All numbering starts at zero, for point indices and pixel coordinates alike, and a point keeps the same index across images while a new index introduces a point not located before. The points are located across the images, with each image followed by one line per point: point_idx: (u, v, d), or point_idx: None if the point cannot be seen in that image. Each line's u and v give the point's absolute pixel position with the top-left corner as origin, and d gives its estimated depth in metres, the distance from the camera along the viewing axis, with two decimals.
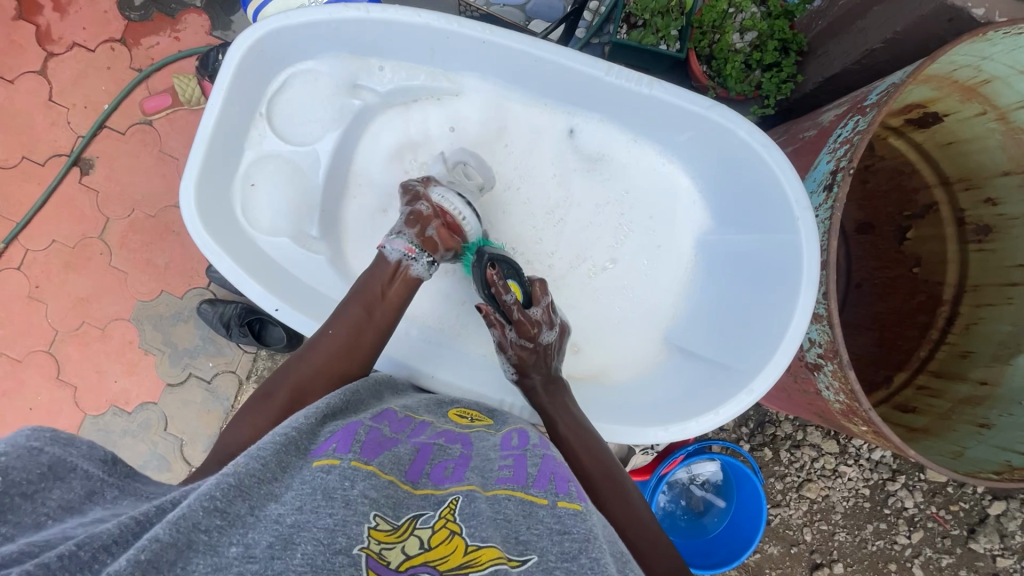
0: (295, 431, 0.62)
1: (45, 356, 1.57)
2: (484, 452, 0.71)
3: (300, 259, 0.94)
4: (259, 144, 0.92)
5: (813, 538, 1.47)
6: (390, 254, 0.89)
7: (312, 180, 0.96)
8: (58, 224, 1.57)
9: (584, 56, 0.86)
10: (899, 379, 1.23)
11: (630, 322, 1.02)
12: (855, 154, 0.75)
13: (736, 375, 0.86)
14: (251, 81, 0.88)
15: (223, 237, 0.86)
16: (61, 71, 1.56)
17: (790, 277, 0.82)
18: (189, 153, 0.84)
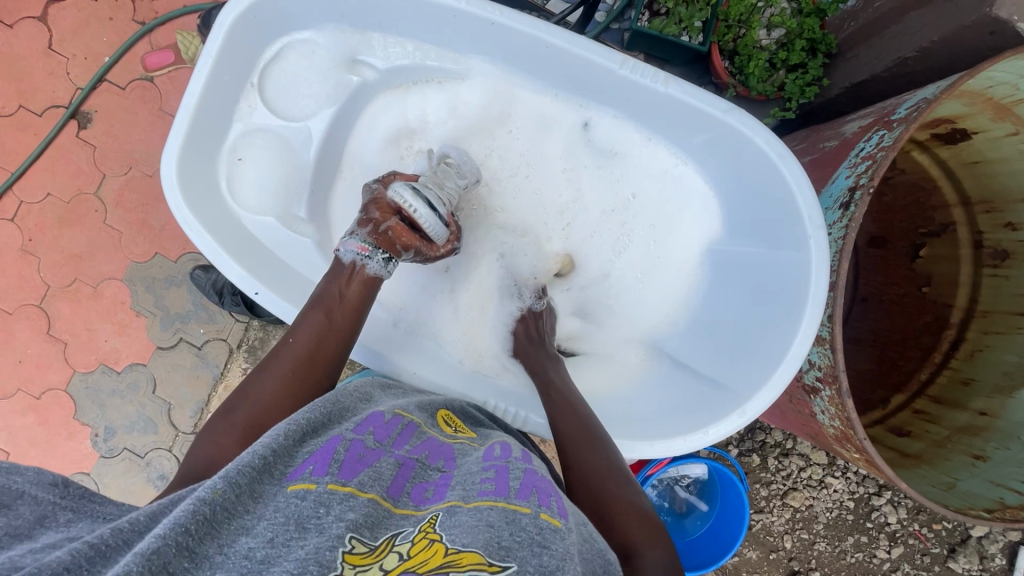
0: (272, 451, 0.58)
1: (36, 311, 1.54)
2: (466, 463, 0.68)
3: (286, 241, 0.91)
4: (248, 116, 0.89)
5: (793, 545, 1.46)
6: (345, 256, 0.84)
7: (302, 158, 0.91)
8: (54, 177, 1.53)
9: (597, 46, 0.80)
10: (895, 401, 1.20)
11: (620, 329, 1.01)
12: (877, 173, 0.71)
13: (726, 395, 0.83)
14: (243, 50, 0.85)
15: (204, 213, 0.83)
16: (62, 19, 1.50)
17: (792, 296, 0.79)
18: (172, 122, 0.80)
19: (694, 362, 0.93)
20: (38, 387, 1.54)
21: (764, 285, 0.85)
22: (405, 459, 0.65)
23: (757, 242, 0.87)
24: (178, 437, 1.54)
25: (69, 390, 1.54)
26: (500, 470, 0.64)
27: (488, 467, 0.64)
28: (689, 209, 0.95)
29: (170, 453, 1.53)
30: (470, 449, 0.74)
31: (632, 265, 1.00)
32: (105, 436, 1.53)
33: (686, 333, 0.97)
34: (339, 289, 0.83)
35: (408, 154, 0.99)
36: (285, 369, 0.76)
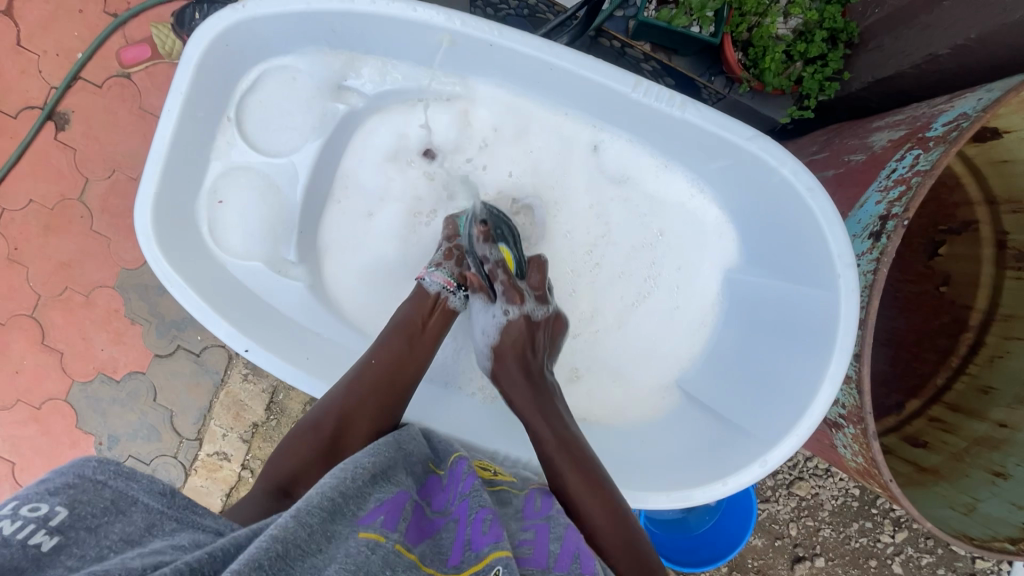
0: (343, 489, 0.52)
1: (29, 322, 1.44)
2: (504, 519, 0.62)
3: (275, 287, 0.86)
4: (227, 154, 0.82)
5: (797, 532, 1.39)
6: (428, 287, 0.86)
7: (289, 197, 0.86)
8: (35, 182, 1.42)
9: (609, 68, 0.74)
10: (910, 407, 1.12)
11: (635, 362, 0.94)
12: (912, 203, 0.65)
13: (747, 440, 0.79)
14: (216, 83, 0.78)
15: (183, 264, 0.78)
16: (29, 12, 1.39)
17: (818, 340, 0.74)
18: (145, 169, 0.74)
19: (714, 400, 0.88)
20: (37, 398, 1.44)
21: (789, 322, 0.80)
22: (461, 507, 0.61)
23: (782, 276, 0.82)
24: (184, 446, 1.43)
25: (69, 399, 1.44)
26: (541, 528, 0.60)
27: (526, 527, 0.60)
28: (706, 238, 0.90)
29: (176, 460, 1.42)
30: (510, 499, 0.66)
31: (646, 297, 0.93)
32: (109, 444, 1.43)
33: (704, 367, 0.92)
34: (419, 316, 0.84)
35: (406, 183, 0.92)
36: (359, 385, 0.75)
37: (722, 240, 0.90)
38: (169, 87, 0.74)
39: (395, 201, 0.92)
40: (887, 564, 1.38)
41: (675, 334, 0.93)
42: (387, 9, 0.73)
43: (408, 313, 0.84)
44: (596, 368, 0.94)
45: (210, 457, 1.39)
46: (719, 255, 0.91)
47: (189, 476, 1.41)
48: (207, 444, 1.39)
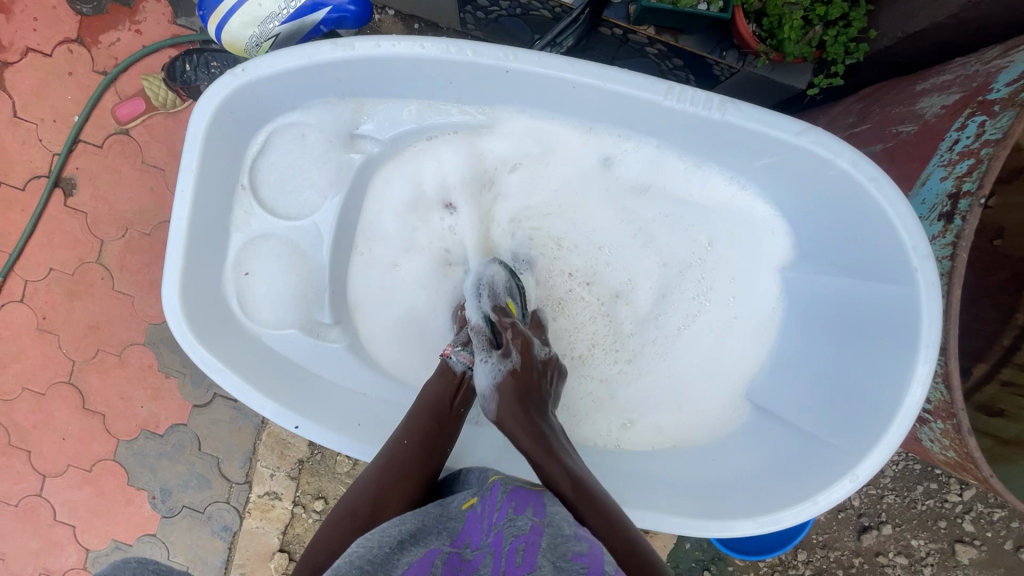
0: (368, 559, 0.53)
1: (69, 388, 1.43)
2: (552, 522, 0.55)
3: (309, 349, 0.83)
4: (246, 225, 0.79)
5: (860, 502, 1.33)
6: (454, 366, 0.79)
7: (315, 260, 0.83)
8: (52, 250, 1.40)
9: (635, 78, 0.68)
10: (978, 372, 0.99)
11: (694, 380, 0.89)
12: (987, 179, 0.59)
13: (832, 454, 0.75)
14: (224, 153, 0.75)
15: (218, 344, 0.76)
16: (20, 82, 1.36)
17: (898, 342, 0.70)
18: (167, 254, 0.72)
19: (786, 411, 0.84)
20: (86, 460, 1.44)
21: (868, 322, 0.75)
22: (499, 541, 0.55)
23: (846, 273, 0.78)
24: (234, 489, 1.43)
25: (118, 458, 1.44)
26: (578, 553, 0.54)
27: (576, 535, 0.53)
28: (753, 239, 0.86)
29: (229, 505, 1.42)
30: None
31: (695, 308, 0.89)
32: (162, 497, 1.43)
33: (770, 374, 0.88)
34: (446, 397, 0.77)
35: (429, 227, 0.87)
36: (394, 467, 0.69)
37: (776, 239, 0.85)
38: (178, 166, 0.71)
39: (417, 247, 0.87)
40: (958, 524, 1.31)
41: (733, 343, 0.88)
42: (392, 50, 0.69)
43: (435, 391, 0.77)
44: (651, 391, 0.90)
45: (261, 498, 1.39)
46: (778, 255, 0.86)
47: (243, 519, 1.41)
48: (256, 486, 1.39)
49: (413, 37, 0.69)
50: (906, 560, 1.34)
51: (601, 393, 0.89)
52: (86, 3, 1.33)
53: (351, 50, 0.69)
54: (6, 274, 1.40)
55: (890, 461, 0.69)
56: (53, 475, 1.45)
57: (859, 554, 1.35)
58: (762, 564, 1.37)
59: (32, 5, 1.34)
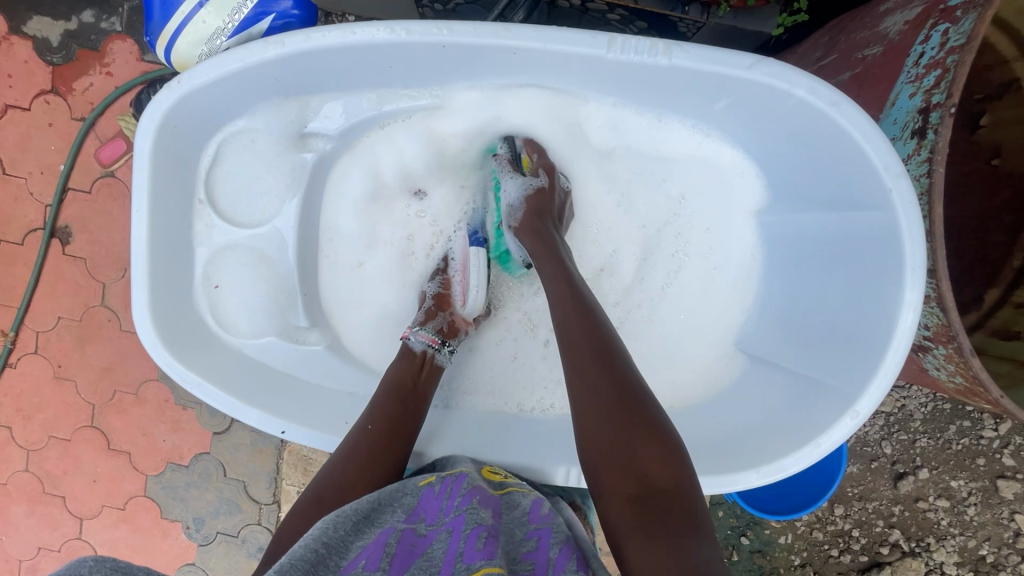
0: (322, 545, 0.50)
1: (92, 431, 1.46)
2: (507, 526, 0.58)
3: (296, 357, 0.83)
4: (209, 238, 0.79)
5: (893, 449, 1.29)
6: (414, 347, 0.81)
7: (284, 265, 0.83)
8: (57, 299, 1.42)
9: (578, 36, 0.66)
10: (992, 298, 0.95)
11: (682, 337, 0.88)
12: (955, 86, 0.56)
13: (829, 394, 0.73)
14: (175, 166, 0.74)
15: (197, 361, 0.77)
16: (3, 139, 1.38)
17: (883, 268, 0.67)
18: (133, 277, 0.72)
19: (782, 356, 0.81)
20: (118, 499, 1.47)
21: (851, 253, 0.72)
22: (456, 521, 0.55)
23: (822, 203, 0.75)
24: (264, 511, 1.44)
25: (148, 493, 1.46)
26: (544, 535, 0.57)
27: (530, 535, 0.56)
28: (719, 183, 0.85)
29: (261, 526, 1.43)
30: (519, 501, 0.64)
31: (671, 263, 0.88)
32: (195, 526, 1.45)
33: (764, 323, 0.85)
34: (409, 377, 0.78)
35: (393, 216, 0.89)
36: (361, 455, 0.67)
37: (743, 181, 0.83)
38: (130, 187, 0.71)
39: (383, 238, 0.90)
40: (997, 459, 1.27)
41: (712, 295, 0.88)
42: (326, 41, 0.68)
43: (398, 375, 0.77)
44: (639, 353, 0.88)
45: None
46: (747, 198, 0.84)
47: None
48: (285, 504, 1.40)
49: (343, 25, 0.68)
50: (948, 503, 1.30)
51: None
52: (55, 53, 1.34)
53: (282, 47, 0.68)
54: (17, 328, 1.43)
55: (888, 392, 0.66)
56: (89, 517, 1.48)
57: (899, 502, 1.31)
58: (800, 524, 1.34)
59: (2, 62, 1.35)
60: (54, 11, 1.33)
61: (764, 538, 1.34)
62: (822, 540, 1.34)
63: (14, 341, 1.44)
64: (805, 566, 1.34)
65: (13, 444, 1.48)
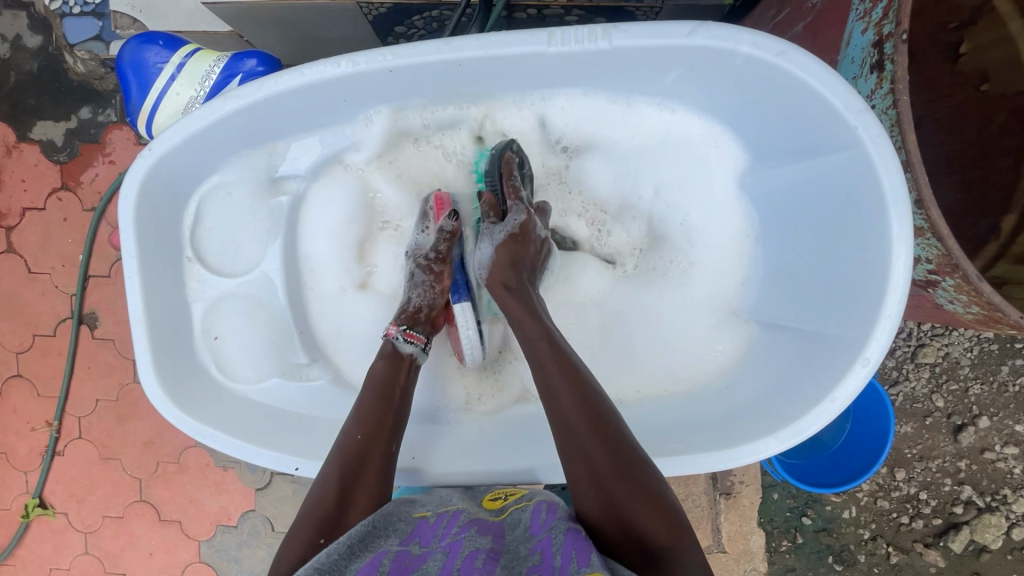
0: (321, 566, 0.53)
1: (142, 505, 1.50)
2: (511, 545, 0.60)
3: (301, 396, 0.85)
4: (203, 293, 0.83)
5: (946, 402, 1.23)
6: (399, 347, 0.79)
7: (276, 308, 0.86)
8: (93, 383, 1.48)
9: (518, 36, 0.68)
10: (1010, 225, 0.90)
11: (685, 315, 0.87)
12: (901, 14, 0.55)
13: (836, 347, 0.71)
14: (162, 228, 0.78)
15: (206, 413, 0.80)
16: (25, 241, 1.46)
17: (867, 206, 0.66)
18: (135, 341, 0.75)
19: (784, 317, 0.80)
20: (176, 568, 1.49)
21: (832, 200, 0.71)
22: (452, 546, 0.59)
23: (802, 154, 0.74)
24: None
25: (203, 559, 1.48)
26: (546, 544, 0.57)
27: (534, 547, 0.57)
28: (698, 156, 0.83)
29: None
30: (520, 517, 0.65)
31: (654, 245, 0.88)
32: None
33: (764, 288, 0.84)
34: (393, 379, 0.76)
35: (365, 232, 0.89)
36: (349, 470, 0.67)
37: (724, 145, 0.82)
38: (121, 254, 0.75)
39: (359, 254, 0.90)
40: None
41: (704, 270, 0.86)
42: (281, 86, 0.71)
43: (380, 376, 0.76)
44: (647, 341, 0.87)
45: None
46: (726, 168, 0.83)
47: None
48: None
49: (293, 68, 0.71)
50: (1017, 449, 1.23)
51: (607, 362, 0.88)
52: (61, 151, 1.43)
53: (238, 100, 0.72)
54: (60, 417, 1.49)
55: (896, 332, 0.64)
56: None
57: (964, 455, 1.24)
58: (861, 494, 1.28)
59: (15, 169, 1.44)
60: (55, 113, 1.42)
61: (827, 515, 1.28)
62: (889, 508, 1.27)
63: (59, 429, 1.50)
64: (876, 538, 1.27)
65: (72, 529, 1.53)
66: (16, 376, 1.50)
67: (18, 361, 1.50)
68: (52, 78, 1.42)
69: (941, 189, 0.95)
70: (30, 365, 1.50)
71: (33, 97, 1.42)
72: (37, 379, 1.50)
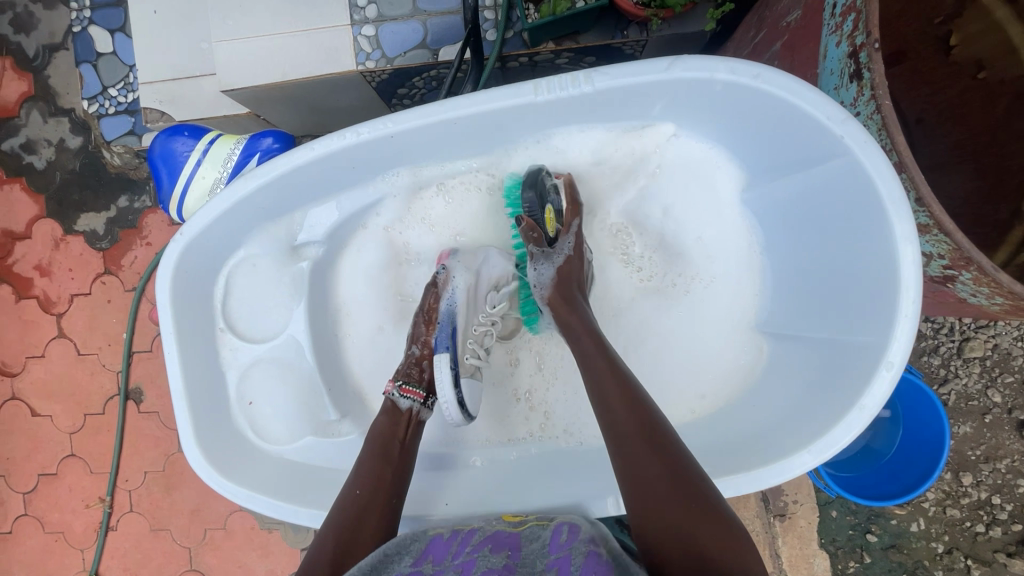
0: None
1: (192, 575, 1.52)
2: (530, 558, 0.65)
3: (332, 449, 0.88)
4: (234, 360, 0.86)
5: (1004, 396, 1.17)
6: (400, 402, 0.82)
7: (303, 367, 0.89)
8: (141, 456, 1.53)
9: (502, 90, 0.71)
10: None
11: (702, 330, 0.88)
12: (870, 25, 0.57)
13: (858, 351, 0.70)
14: (196, 305, 0.83)
15: (244, 476, 0.82)
16: (75, 325, 1.56)
17: (866, 210, 0.67)
18: (174, 413, 0.79)
19: (800, 327, 0.80)
20: None
21: (823, 206, 0.73)
22: (466, 563, 0.64)
23: (792, 167, 0.76)
24: None
25: None
26: (563, 563, 0.62)
27: (550, 565, 0.62)
28: (693, 179, 0.86)
29: None
30: (539, 534, 0.71)
31: (663, 268, 0.89)
32: None
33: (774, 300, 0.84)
34: (396, 432, 0.80)
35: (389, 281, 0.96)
36: (350, 523, 0.70)
37: (717, 167, 0.84)
38: (159, 333, 0.79)
39: (384, 301, 0.96)
40: None
41: (717, 286, 0.88)
42: (292, 163, 0.77)
43: (382, 428, 0.80)
44: (670, 360, 0.88)
45: None
46: (722, 187, 0.85)
47: None
48: None
49: (302, 145, 0.76)
50: None
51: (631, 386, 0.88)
52: (103, 239, 1.54)
53: (257, 180, 0.77)
54: (112, 492, 1.54)
55: (916, 332, 0.63)
56: None
57: None
58: (928, 505, 1.20)
59: (63, 260, 1.55)
60: (96, 205, 1.54)
61: (894, 530, 1.21)
62: (961, 517, 1.19)
63: (111, 504, 1.55)
64: (952, 551, 1.20)
65: None
66: (70, 455, 1.57)
67: (71, 441, 1.57)
68: (93, 173, 1.54)
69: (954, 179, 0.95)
70: (82, 443, 1.57)
71: (76, 192, 1.54)
72: (88, 456, 1.56)
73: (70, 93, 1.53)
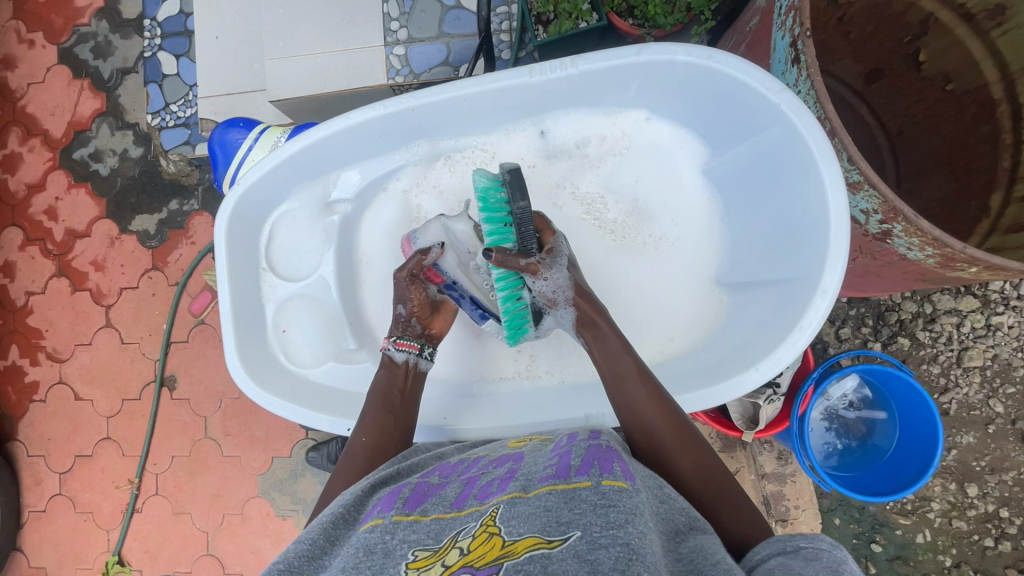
0: (345, 507, 0.69)
1: (207, 559, 1.62)
2: (529, 461, 0.72)
3: (350, 374, 1.02)
4: (274, 294, 1.02)
5: (1006, 408, 1.21)
6: (397, 356, 0.94)
7: (330, 304, 1.03)
8: (170, 441, 1.66)
9: (502, 72, 0.87)
10: (995, 202, 0.98)
11: (676, 282, 0.99)
12: (803, 17, 0.70)
13: (797, 285, 0.82)
14: (245, 245, 0.98)
15: (276, 387, 0.97)
16: (122, 316, 1.73)
17: (806, 163, 0.79)
18: (222, 329, 0.94)
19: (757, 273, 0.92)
20: None
21: (773, 163, 0.86)
22: (467, 479, 0.73)
23: (748, 134, 0.88)
24: None
25: None
26: (562, 456, 0.69)
27: (551, 457, 0.70)
28: (669, 155, 0.98)
29: None
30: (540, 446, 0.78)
31: (642, 228, 0.99)
32: None
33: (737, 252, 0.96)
34: (396, 385, 0.93)
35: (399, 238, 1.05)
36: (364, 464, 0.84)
37: (688, 142, 0.97)
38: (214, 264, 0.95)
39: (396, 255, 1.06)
40: None
41: (692, 243, 0.99)
42: (331, 129, 0.92)
43: (383, 383, 0.93)
44: (640, 308, 0.99)
45: None
46: (693, 158, 0.98)
47: None
48: None
49: (340, 115, 0.92)
50: None
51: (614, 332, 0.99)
52: (153, 238, 1.72)
53: (303, 142, 0.93)
54: (141, 474, 1.67)
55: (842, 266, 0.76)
56: None
57: None
58: (934, 514, 1.23)
59: (116, 257, 1.74)
60: (150, 208, 1.73)
61: (898, 541, 1.24)
62: (967, 529, 1.22)
63: (140, 485, 1.67)
64: (959, 565, 1.22)
65: None
66: (105, 438, 1.71)
67: (108, 424, 1.71)
68: (150, 179, 1.74)
69: (931, 185, 1.06)
70: (118, 428, 1.70)
71: (134, 196, 1.74)
72: (121, 440, 1.70)
73: (137, 109, 1.74)
